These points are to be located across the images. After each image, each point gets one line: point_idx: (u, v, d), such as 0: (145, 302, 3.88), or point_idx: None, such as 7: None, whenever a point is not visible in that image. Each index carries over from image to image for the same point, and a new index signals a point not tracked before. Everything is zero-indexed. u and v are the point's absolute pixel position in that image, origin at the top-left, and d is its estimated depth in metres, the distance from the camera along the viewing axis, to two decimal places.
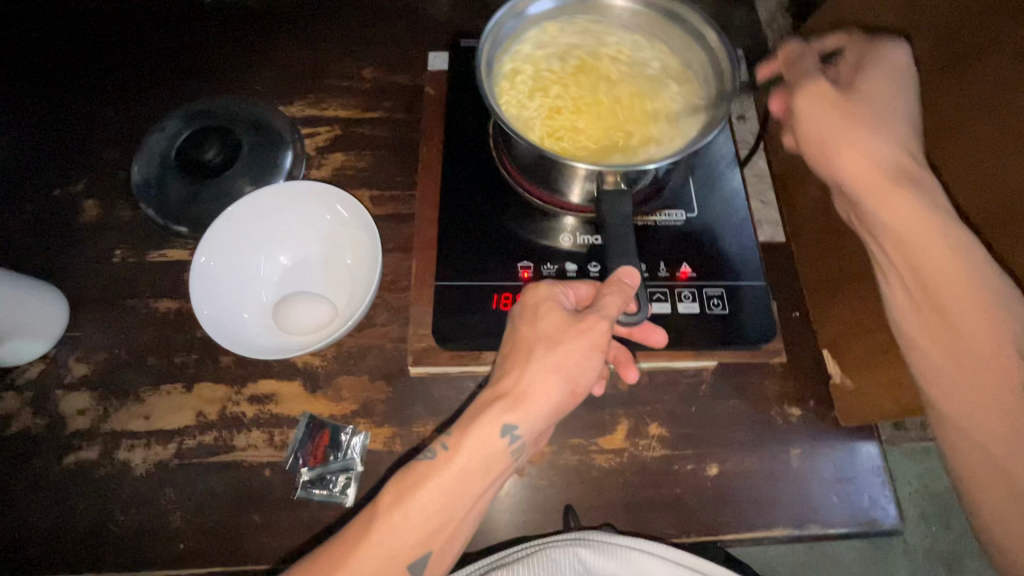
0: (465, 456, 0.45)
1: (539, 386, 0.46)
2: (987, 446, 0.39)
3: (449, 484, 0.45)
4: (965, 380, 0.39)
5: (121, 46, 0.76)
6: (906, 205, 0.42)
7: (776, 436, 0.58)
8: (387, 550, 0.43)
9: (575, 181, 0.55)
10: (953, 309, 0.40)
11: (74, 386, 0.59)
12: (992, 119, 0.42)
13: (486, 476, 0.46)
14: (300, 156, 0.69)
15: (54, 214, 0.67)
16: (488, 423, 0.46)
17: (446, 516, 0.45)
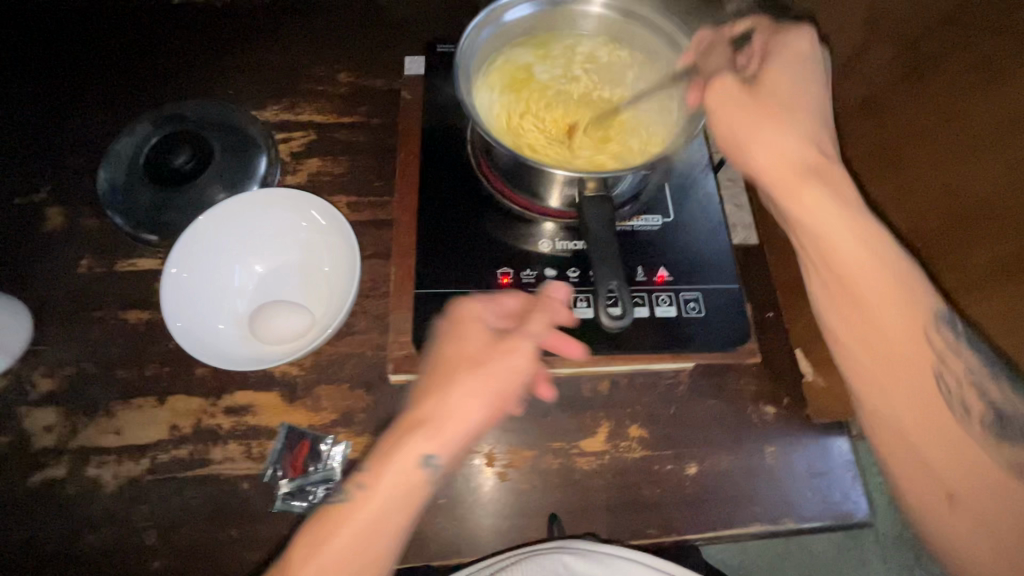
0: (387, 486, 0.46)
1: (445, 410, 0.48)
2: (905, 434, 0.44)
3: (369, 517, 0.46)
4: (875, 363, 0.44)
5: (86, 48, 0.74)
6: (823, 208, 0.44)
7: (752, 434, 0.59)
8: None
9: (553, 186, 0.55)
10: (860, 286, 0.44)
11: (39, 402, 0.57)
12: (950, 130, 0.44)
13: (409, 504, 0.47)
14: (275, 160, 0.68)
15: (15, 223, 0.64)
16: (407, 451, 0.47)
17: (374, 549, 0.45)
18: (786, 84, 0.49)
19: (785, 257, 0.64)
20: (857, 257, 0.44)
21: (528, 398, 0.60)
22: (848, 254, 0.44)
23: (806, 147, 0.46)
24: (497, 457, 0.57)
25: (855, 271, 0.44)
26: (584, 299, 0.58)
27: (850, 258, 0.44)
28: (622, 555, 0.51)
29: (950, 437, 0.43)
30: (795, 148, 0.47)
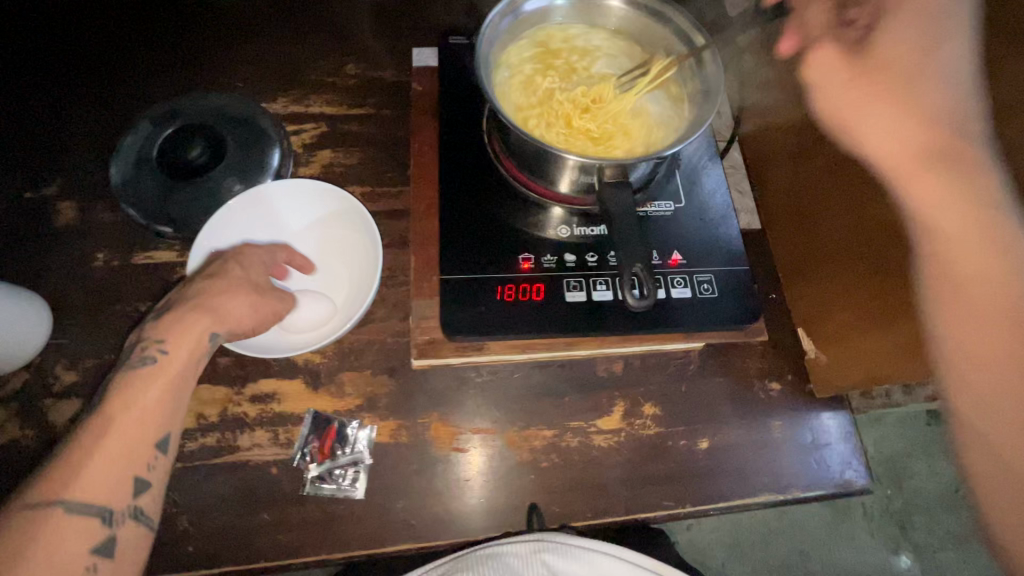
0: (182, 359, 0.47)
1: (223, 302, 0.50)
2: (990, 438, 0.42)
3: (161, 391, 0.46)
4: (978, 358, 0.42)
5: (89, 39, 0.73)
6: (937, 191, 0.43)
7: (759, 409, 0.62)
8: (152, 416, 0.45)
9: (570, 173, 0.55)
10: (970, 280, 0.42)
11: (63, 394, 0.57)
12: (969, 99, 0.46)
13: (174, 392, 0.47)
14: (288, 152, 0.69)
15: (26, 217, 0.64)
16: (196, 325, 0.48)
17: (149, 433, 0.44)
18: (913, 61, 0.45)
19: (787, 240, 0.67)
20: (976, 251, 0.42)
21: (546, 380, 0.62)
22: (961, 243, 0.42)
23: (928, 130, 0.44)
24: (518, 437, 0.59)
25: (965, 264, 0.42)
26: (603, 282, 0.59)
27: (963, 247, 0.42)
28: (599, 552, 0.56)
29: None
30: (925, 124, 0.44)
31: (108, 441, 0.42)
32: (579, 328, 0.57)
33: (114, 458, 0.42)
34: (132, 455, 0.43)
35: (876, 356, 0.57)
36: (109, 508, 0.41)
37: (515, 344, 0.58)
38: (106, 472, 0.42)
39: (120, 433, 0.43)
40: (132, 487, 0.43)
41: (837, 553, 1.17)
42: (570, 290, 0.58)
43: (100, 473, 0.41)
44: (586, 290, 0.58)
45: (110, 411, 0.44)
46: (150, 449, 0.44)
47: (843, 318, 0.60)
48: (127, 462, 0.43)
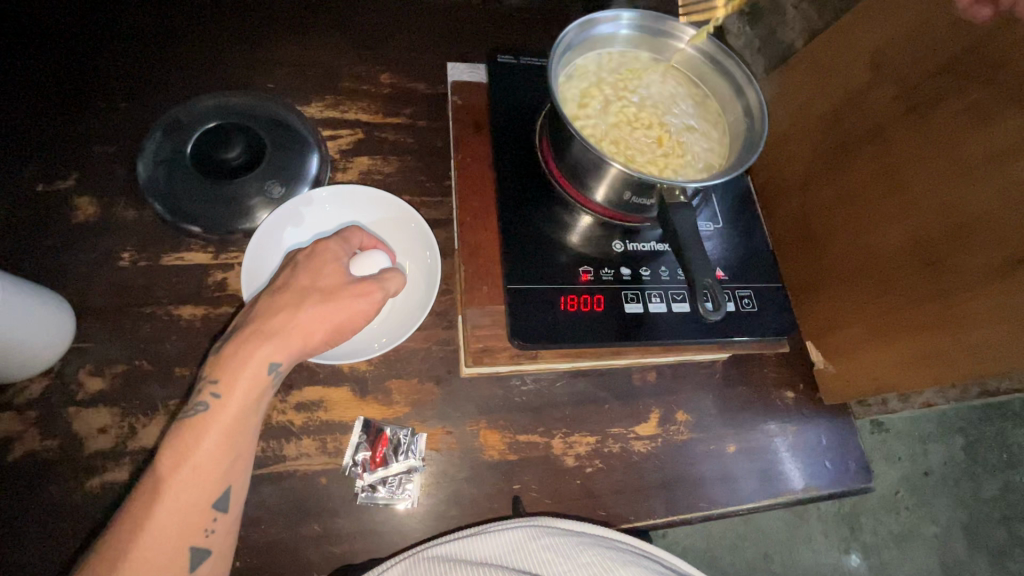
0: (239, 396, 0.45)
1: (281, 323, 0.48)
2: None
3: (223, 434, 0.44)
4: None
5: (110, 30, 0.70)
6: None
7: (777, 414, 0.68)
8: (204, 475, 0.42)
9: (616, 191, 0.59)
10: None
11: (89, 402, 0.53)
12: (951, 108, 0.54)
13: (232, 437, 0.45)
14: (326, 158, 0.68)
15: (41, 212, 0.60)
16: (256, 358, 0.46)
17: (197, 502, 0.42)
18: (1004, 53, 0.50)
19: (797, 260, 0.73)
20: None
21: (587, 388, 0.64)
22: None
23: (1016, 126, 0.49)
24: (563, 443, 0.61)
25: None
26: (657, 295, 0.62)
27: None
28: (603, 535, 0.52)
29: None
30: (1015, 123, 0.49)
31: (161, 510, 0.41)
32: (634, 338, 0.60)
33: (169, 529, 0.41)
34: (188, 521, 0.42)
35: (879, 370, 0.63)
36: None
37: (565, 353, 0.60)
38: (168, 530, 0.41)
39: (172, 500, 0.41)
40: (187, 559, 0.42)
41: (792, 554, 1.24)
42: (628, 302, 0.61)
43: (155, 549, 0.40)
44: (642, 302, 0.62)
45: (162, 469, 0.42)
46: (208, 513, 0.43)
47: (848, 333, 0.67)
48: (185, 531, 0.42)
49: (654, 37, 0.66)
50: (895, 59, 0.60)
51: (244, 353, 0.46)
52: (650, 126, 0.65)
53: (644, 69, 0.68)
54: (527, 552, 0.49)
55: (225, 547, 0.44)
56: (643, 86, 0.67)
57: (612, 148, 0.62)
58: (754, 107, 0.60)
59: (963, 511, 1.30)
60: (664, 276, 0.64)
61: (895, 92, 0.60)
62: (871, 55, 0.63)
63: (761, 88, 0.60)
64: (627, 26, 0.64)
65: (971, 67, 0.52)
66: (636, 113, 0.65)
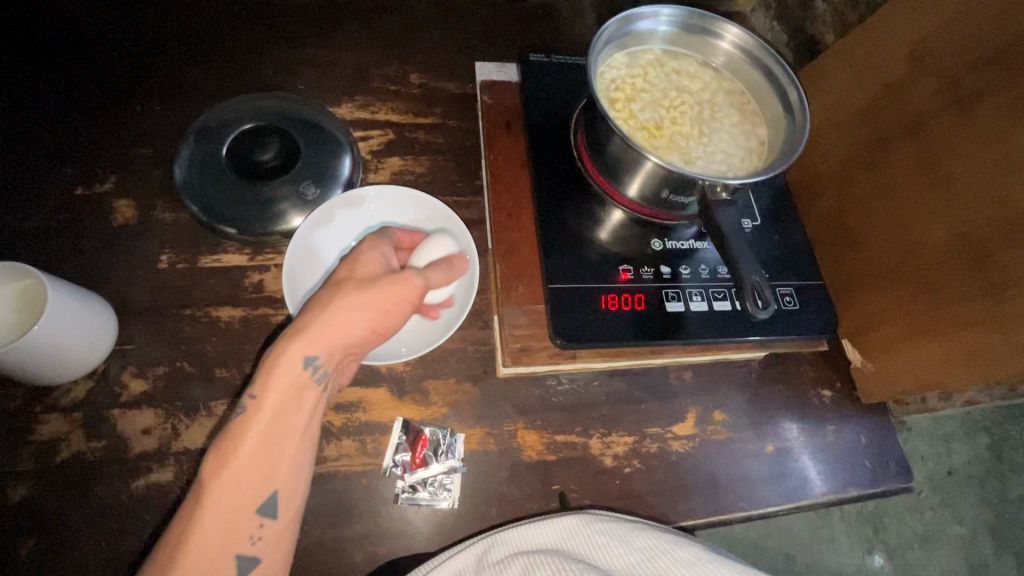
0: (276, 397, 0.45)
1: (315, 319, 0.47)
2: None
3: (264, 435, 0.44)
4: None
5: (143, 34, 0.71)
6: None
7: (815, 413, 0.67)
8: (247, 480, 0.42)
9: (653, 187, 0.58)
10: None
11: (133, 403, 0.54)
12: (995, 100, 0.54)
13: (272, 438, 0.44)
14: (358, 159, 0.68)
15: (81, 215, 0.60)
16: (289, 359, 0.45)
17: (240, 510, 0.42)
18: None
19: (834, 257, 0.72)
20: None
21: (624, 388, 0.64)
22: None
23: None
24: (600, 443, 0.61)
25: None
26: (697, 294, 0.62)
27: None
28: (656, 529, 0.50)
29: None
30: None
31: (207, 515, 0.41)
32: (674, 336, 0.59)
33: (215, 535, 0.41)
34: (232, 528, 0.42)
35: (921, 368, 0.62)
36: None
37: (603, 353, 0.60)
38: (212, 538, 0.41)
39: (217, 506, 0.42)
40: (233, 565, 0.42)
41: (817, 556, 1.22)
42: (669, 301, 0.61)
43: (200, 556, 0.41)
44: (683, 301, 0.61)
45: (205, 474, 0.42)
46: (254, 519, 0.43)
47: (887, 330, 0.66)
48: (230, 538, 0.42)
49: (693, 34, 0.66)
50: (933, 51, 0.59)
51: (283, 355, 0.46)
52: (688, 122, 0.64)
53: (680, 66, 0.68)
54: (581, 538, 0.48)
55: (273, 555, 0.44)
56: (680, 83, 0.66)
57: (651, 144, 0.61)
58: (796, 106, 0.59)
59: (990, 511, 1.28)
60: (704, 274, 0.63)
61: (936, 85, 0.59)
62: (908, 49, 0.62)
63: (802, 88, 0.59)
64: (665, 22, 0.64)
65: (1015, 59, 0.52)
66: (674, 109, 0.64)
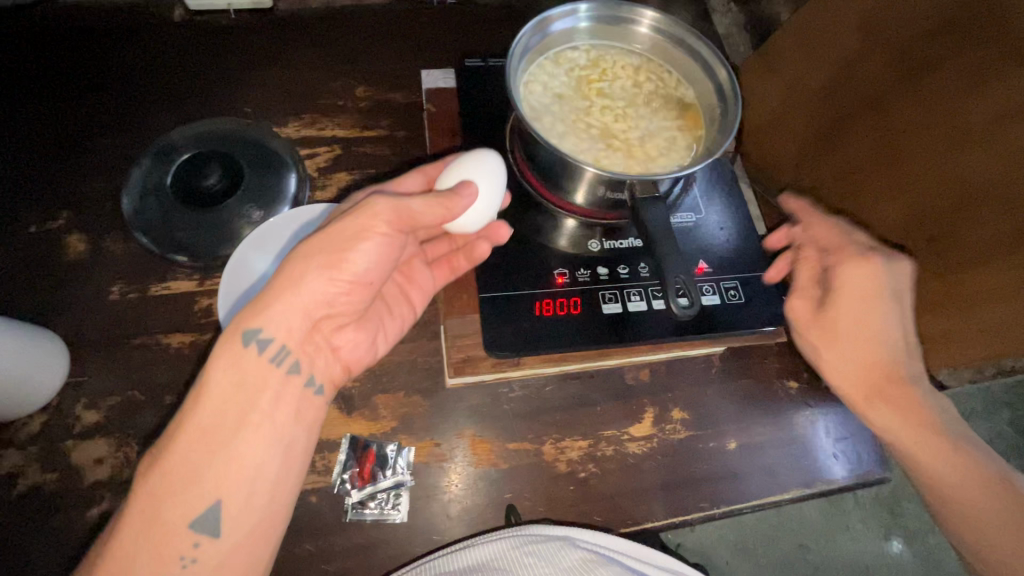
0: (217, 383, 0.46)
1: (261, 299, 0.48)
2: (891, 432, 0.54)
3: (204, 422, 0.45)
4: (849, 368, 0.55)
5: (93, 69, 0.72)
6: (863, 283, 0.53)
7: (781, 406, 0.65)
8: (184, 477, 0.44)
9: (586, 188, 0.58)
10: (835, 318, 0.54)
11: (86, 434, 0.55)
12: (936, 77, 0.52)
13: (221, 426, 0.45)
14: (304, 177, 0.68)
15: (35, 253, 0.62)
16: (232, 341, 0.47)
17: (174, 510, 0.43)
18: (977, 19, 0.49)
19: None
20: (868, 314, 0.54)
21: (578, 391, 0.63)
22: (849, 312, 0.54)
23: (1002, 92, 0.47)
24: (554, 448, 0.60)
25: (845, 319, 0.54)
26: (636, 293, 0.61)
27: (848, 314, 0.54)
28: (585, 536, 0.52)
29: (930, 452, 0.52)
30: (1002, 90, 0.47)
31: (135, 531, 0.43)
32: (613, 340, 0.59)
33: (150, 538, 0.43)
34: (164, 536, 0.43)
35: None
36: None
37: (549, 358, 0.59)
38: (145, 543, 0.43)
39: (147, 502, 0.43)
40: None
41: (833, 545, 1.15)
42: (606, 302, 0.60)
43: (131, 556, 0.42)
44: (621, 301, 0.61)
45: (143, 469, 0.44)
46: (187, 530, 0.44)
47: None
48: (164, 545, 0.43)
49: (618, 25, 0.65)
50: (874, 31, 0.57)
51: (221, 347, 0.47)
52: (623, 116, 0.64)
53: (611, 59, 0.67)
54: (507, 560, 0.48)
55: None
56: (612, 77, 0.66)
57: (586, 143, 0.61)
58: (726, 85, 0.59)
59: None
60: (643, 273, 0.62)
61: (880, 65, 0.57)
62: (851, 29, 0.60)
63: (731, 66, 0.60)
64: (585, 18, 0.63)
65: (949, 37, 0.51)
66: (608, 105, 0.64)
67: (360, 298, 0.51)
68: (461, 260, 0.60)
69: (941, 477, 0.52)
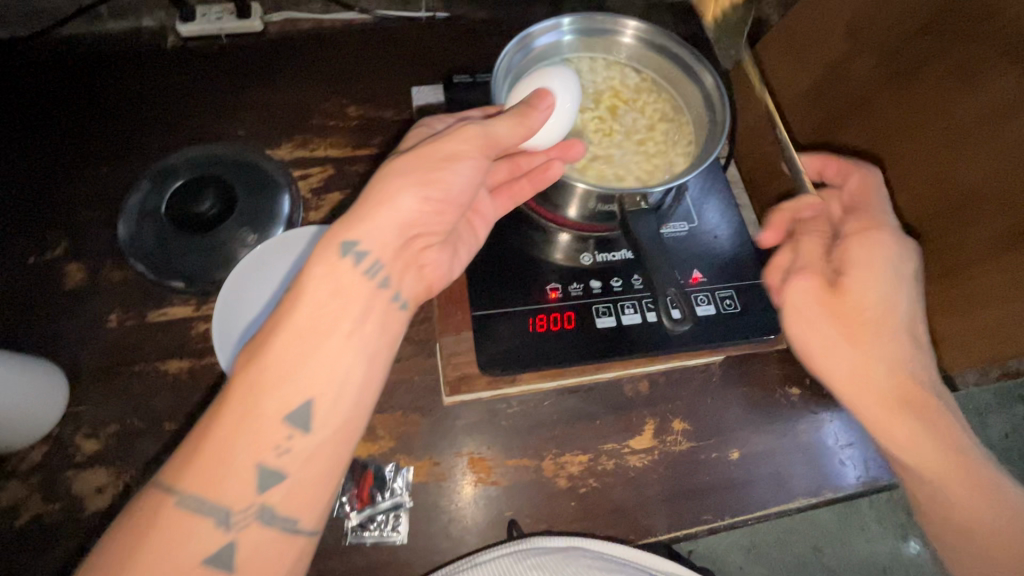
0: (314, 287, 0.46)
1: (359, 207, 0.48)
2: (900, 439, 0.50)
3: (304, 321, 0.45)
4: (861, 362, 0.51)
5: (87, 98, 0.73)
6: (881, 261, 0.51)
7: (784, 414, 0.64)
8: (284, 377, 0.43)
9: (577, 201, 0.59)
10: (858, 299, 0.51)
11: (87, 464, 0.55)
12: (924, 76, 0.51)
13: (320, 328, 0.45)
14: (297, 198, 0.68)
15: (34, 283, 0.63)
16: (331, 245, 0.47)
17: (268, 408, 0.42)
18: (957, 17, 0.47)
19: None
20: (879, 296, 0.51)
21: (577, 405, 0.62)
22: (864, 295, 0.51)
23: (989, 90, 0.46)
24: (554, 464, 0.59)
25: (861, 305, 0.51)
26: (631, 305, 0.61)
27: (863, 299, 0.51)
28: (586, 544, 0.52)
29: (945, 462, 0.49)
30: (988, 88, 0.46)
31: (225, 430, 0.42)
32: (608, 355, 0.59)
33: (238, 433, 0.42)
34: (258, 432, 0.42)
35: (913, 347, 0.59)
36: (228, 503, 0.41)
37: (545, 373, 0.59)
38: (234, 438, 0.42)
39: (242, 400, 0.42)
40: (256, 475, 0.42)
41: (848, 547, 1.13)
42: (600, 316, 0.60)
43: (222, 450, 0.41)
44: (615, 315, 0.60)
45: (237, 367, 0.44)
46: (281, 425, 0.43)
47: None
48: (256, 442, 0.42)
49: (604, 37, 0.66)
50: (862, 29, 0.57)
51: (317, 255, 0.47)
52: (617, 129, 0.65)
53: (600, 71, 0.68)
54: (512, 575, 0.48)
55: (300, 471, 0.44)
56: (604, 90, 0.67)
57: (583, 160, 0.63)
58: (714, 92, 0.60)
59: None
60: (636, 285, 0.62)
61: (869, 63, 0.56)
62: (840, 28, 0.59)
63: (717, 72, 0.60)
64: (569, 32, 0.63)
65: (933, 35, 0.50)
66: (602, 119, 0.65)
67: (445, 214, 0.53)
68: (524, 185, 0.62)
69: (953, 490, 0.49)
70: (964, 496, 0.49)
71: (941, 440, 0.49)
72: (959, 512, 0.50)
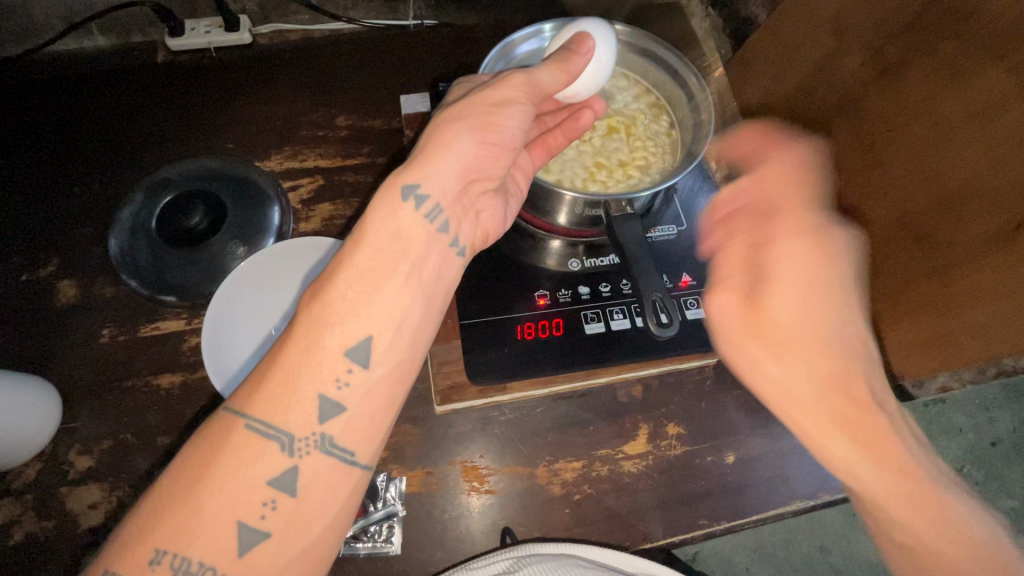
0: (376, 230, 0.46)
1: (418, 153, 0.49)
2: (839, 464, 0.48)
3: (366, 263, 0.45)
4: (796, 385, 0.50)
5: (79, 115, 0.74)
6: (789, 266, 0.52)
7: (779, 416, 0.64)
8: (349, 317, 0.44)
9: (564, 208, 0.60)
10: (766, 315, 0.51)
11: (80, 480, 0.55)
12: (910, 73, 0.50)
13: (383, 269, 0.45)
14: (287, 209, 0.68)
15: (27, 301, 0.63)
16: (397, 187, 0.47)
17: (332, 344, 0.43)
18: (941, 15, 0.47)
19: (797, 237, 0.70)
20: (792, 311, 0.51)
21: (570, 411, 0.62)
22: (780, 308, 0.51)
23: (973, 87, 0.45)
24: (547, 471, 0.59)
25: (788, 322, 0.51)
26: (619, 311, 0.63)
27: (782, 312, 0.51)
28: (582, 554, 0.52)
29: (890, 482, 0.46)
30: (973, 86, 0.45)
31: (290, 366, 0.42)
32: (595, 360, 0.60)
33: (302, 368, 0.42)
34: (322, 365, 0.42)
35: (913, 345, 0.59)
36: (292, 431, 0.41)
37: (535, 381, 0.60)
38: (299, 367, 0.42)
39: (306, 338, 0.43)
40: (317, 405, 0.42)
41: (854, 546, 1.12)
42: (588, 322, 0.61)
43: (288, 383, 0.41)
44: (604, 320, 0.62)
45: (304, 304, 0.44)
46: (343, 362, 0.43)
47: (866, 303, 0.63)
48: (318, 376, 0.42)
49: None
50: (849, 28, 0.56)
51: (380, 199, 0.47)
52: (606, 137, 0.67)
53: None
54: None
55: (359, 405, 0.44)
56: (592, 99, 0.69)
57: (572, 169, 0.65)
58: (696, 92, 0.62)
59: None
60: (624, 290, 0.63)
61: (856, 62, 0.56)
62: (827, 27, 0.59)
63: (697, 70, 0.62)
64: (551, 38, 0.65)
65: (918, 33, 0.49)
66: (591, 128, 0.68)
67: (502, 163, 0.53)
68: (558, 136, 0.61)
69: (900, 515, 0.47)
70: (911, 516, 0.46)
71: (863, 460, 0.47)
72: (906, 533, 0.47)
